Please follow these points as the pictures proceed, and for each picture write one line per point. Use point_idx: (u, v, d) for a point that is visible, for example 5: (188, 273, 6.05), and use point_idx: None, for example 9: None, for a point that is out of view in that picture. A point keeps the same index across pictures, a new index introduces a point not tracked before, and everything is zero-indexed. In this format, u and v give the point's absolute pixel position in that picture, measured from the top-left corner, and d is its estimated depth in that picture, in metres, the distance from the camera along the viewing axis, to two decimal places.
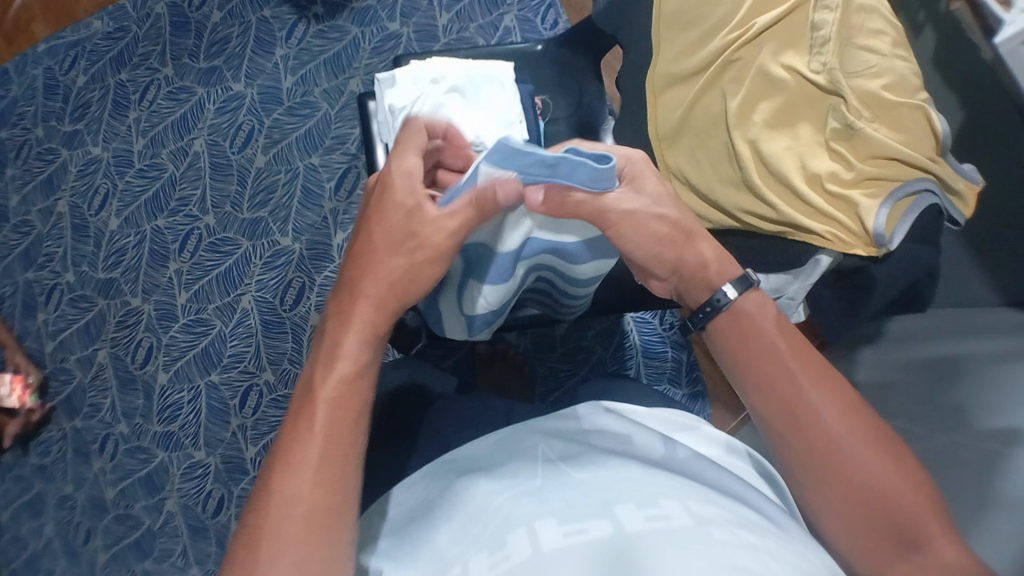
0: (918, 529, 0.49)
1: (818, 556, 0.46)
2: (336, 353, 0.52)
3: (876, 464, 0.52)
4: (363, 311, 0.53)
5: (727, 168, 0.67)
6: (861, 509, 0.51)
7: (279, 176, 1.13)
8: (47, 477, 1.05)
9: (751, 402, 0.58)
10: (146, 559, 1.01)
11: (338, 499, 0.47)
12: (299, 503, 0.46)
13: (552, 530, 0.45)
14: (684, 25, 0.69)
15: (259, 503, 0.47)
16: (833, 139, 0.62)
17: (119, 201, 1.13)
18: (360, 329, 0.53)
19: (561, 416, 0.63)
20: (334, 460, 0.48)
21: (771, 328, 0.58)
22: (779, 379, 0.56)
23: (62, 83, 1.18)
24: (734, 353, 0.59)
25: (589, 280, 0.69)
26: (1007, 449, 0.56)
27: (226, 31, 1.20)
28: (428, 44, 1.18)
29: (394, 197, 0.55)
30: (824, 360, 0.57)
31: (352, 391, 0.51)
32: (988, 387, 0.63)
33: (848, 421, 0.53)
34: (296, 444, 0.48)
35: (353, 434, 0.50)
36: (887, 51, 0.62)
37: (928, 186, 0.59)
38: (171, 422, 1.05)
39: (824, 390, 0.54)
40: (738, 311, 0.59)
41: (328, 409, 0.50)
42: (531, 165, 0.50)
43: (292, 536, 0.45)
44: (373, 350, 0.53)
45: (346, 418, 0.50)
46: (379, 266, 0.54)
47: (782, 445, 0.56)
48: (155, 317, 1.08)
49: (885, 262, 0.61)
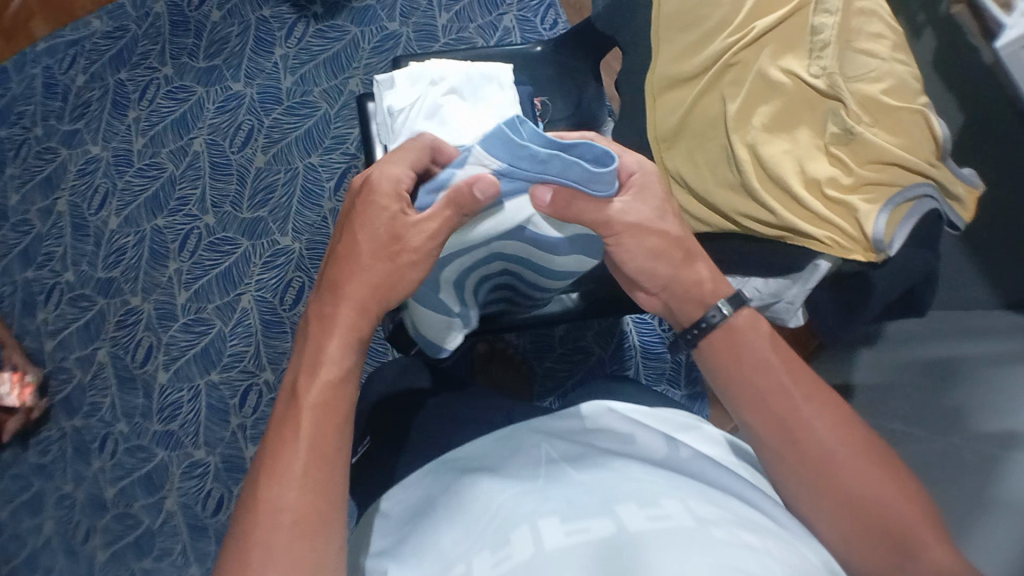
0: (909, 540, 0.50)
1: (812, 551, 0.46)
2: (317, 361, 0.54)
3: (869, 477, 0.52)
4: (344, 316, 0.55)
5: (726, 171, 0.67)
6: (853, 521, 0.52)
7: (278, 176, 1.13)
8: (46, 476, 1.05)
9: (742, 417, 0.58)
10: (146, 557, 1.02)
11: (329, 506, 0.49)
12: (286, 511, 0.48)
13: (555, 527, 0.45)
14: (684, 27, 0.69)
15: (248, 512, 0.48)
16: (833, 143, 0.62)
17: (118, 200, 1.13)
18: (341, 335, 0.55)
19: (565, 414, 0.62)
20: (321, 467, 0.50)
21: (763, 344, 0.58)
22: (773, 394, 0.56)
23: (61, 82, 1.18)
24: (725, 368, 0.59)
25: (567, 271, 0.66)
26: (1004, 452, 0.56)
27: (226, 30, 1.20)
28: (427, 44, 1.18)
29: (375, 203, 0.56)
30: (813, 375, 0.58)
31: (335, 396, 0.53)
32: (984, 389, 0.64)
33: (840, 435, 0.54)
34: (281, 452, 0.50)
35: (339, 437, 0.52)
36: (887, 56, 0.62)
37: (927, 191, 0.59)
38: (171, 421, 1.05)
39: (818, 404, 0.55)
40: (730, 327, 0.59)
41: (312, 416, 0.52)
42: (520, 159, 0.51)
43: (282, 544, 0.47)
44: (358, 353, 0.55)
45: (331, 426, 0.52)
46: (363, 271, 0.55)
47: (777, 460, 0.55)
48: (155, 316, 1.09)
49: (884, 266, 0.60)
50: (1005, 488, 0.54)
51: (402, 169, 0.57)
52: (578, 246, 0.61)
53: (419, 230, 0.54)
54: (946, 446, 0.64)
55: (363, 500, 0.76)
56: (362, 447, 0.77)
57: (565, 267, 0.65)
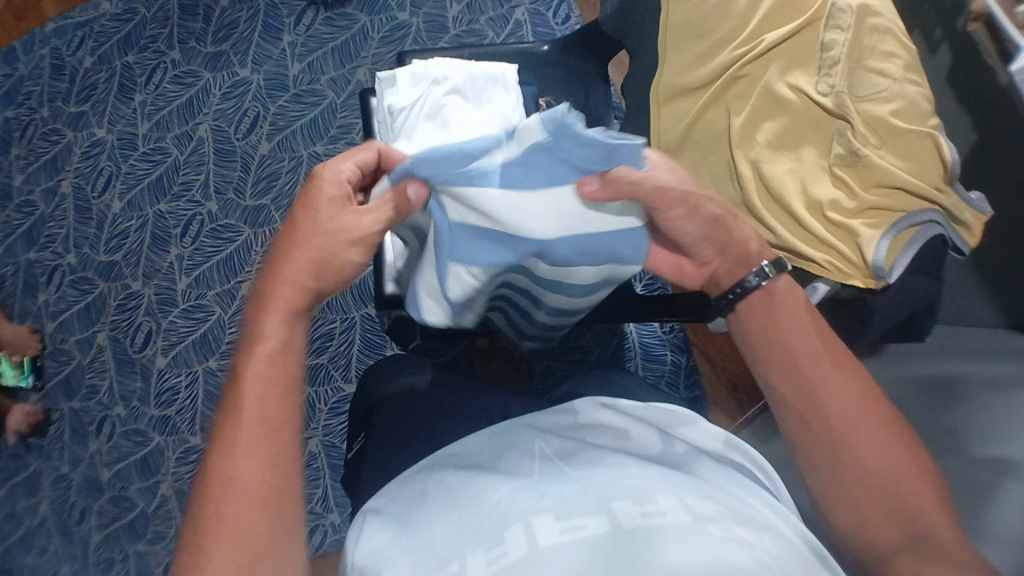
0: (920, 520, 0.49)
1: (802, 540, 0.46)
2: (256, 337, 0.52)
3: (884, 452, 0.51)
4: (284, 291, 0.54)
5: (729, 187, 0.68)
6: (861, 497, 0.51)
7: (282, 164, 1.12)
8: (43, 456, 1.06)
9: (770, 385, 0.57)
10: (139, 540, 1.03)
11: (274, 476, 0.47)
12: (238, 480, 0.46)
13: (550, 525, 0.45)
14: (694, 35, 0.68)
15: (201, 490, 0.47)
16: (837, 164, 0.63)
17: (121, 183, 1.13)
18: (281, 309, 0.53)
19: (557, 411, 0.62)
20: (268, 435, 0.48)
21: (798, 311, 0.57)
22: (800, 359, 0.55)
23: (69, 63, 1.18)
24: (759, 334, 0.58)
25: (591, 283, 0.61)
26: (997, 480, 0.56)
27: (235, 15, 1.19)
28: (436, 35, 1.17)
29: (320, 185, 0.55)
30: (842, 347, 0.56)
31: (277, 365, 0.51)
32: (983, 410, 0.62)
33: (863, 406, 0.53)
34: (227, 429, 0.48)
35: (283, 408, 0.49)
36: (899, 76, 0.61)
37: (933, 217, 0.59)
38: (168, 406, 1.06)
39: (843, 374, 0.54)
40: (769, 292, 0.58)
41: (255, 389, 0.49)
42: (570, 144, 0.44)
43: (230, 514, 0.45)
44: (297, 326, 0.54)
45: (273, 393, 0.50)
46: (300, 250, 0.54)
47: (795, 433, 0.55)
48: (155, 301, 1.09)
49: (883, 294, 0.61)
50: (998, 518, 0.54)
51: (348, 160, 0.56)
52: (612, 250, 0.56)
53: (357, 220, 0.55)
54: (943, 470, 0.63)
55: (352, 497, 0.76)
56: (357, 443, 0.78)
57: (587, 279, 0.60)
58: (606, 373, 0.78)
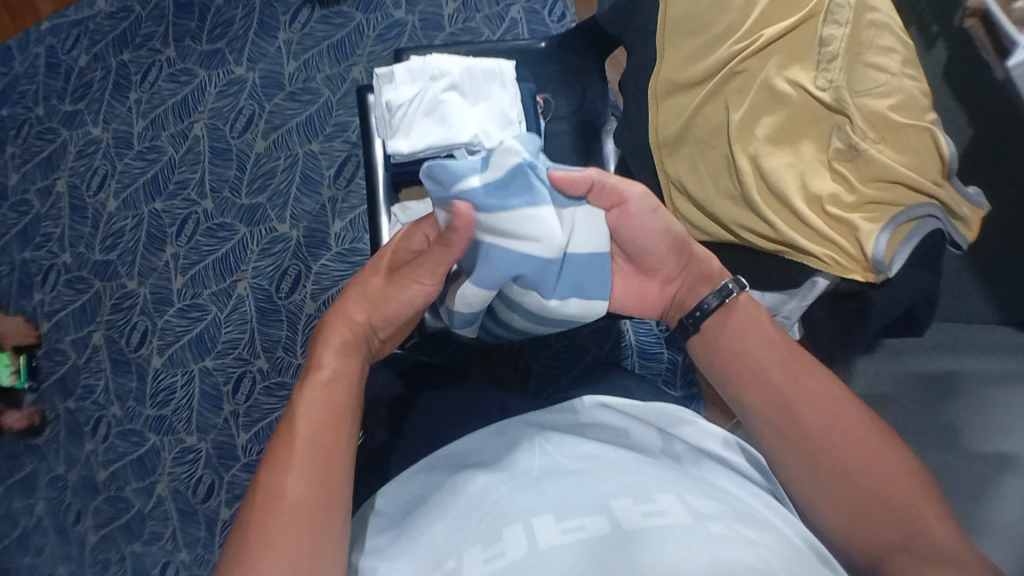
0: (911, 516, 0.49)
1: (804, 541, 0.46)
2: (315, 367, 0.56)
3: (863, 452, 0.52)
4: (342, 330, 0.59)
5: (727, 181, 0.68)
6: (850, 499, 0.51)
7: (278, 162, 1.11)
8: (39, 457, 1.05)
9: (743, 404, 0.59)
10: (136, 541, 1.02)
11: (324, 494, 0.48)
12: (287, 496, 0.47)
13: (549, 525, 0.45)
14: (691, 31, 0.68)
15: (251, 505, 0.48)
16: (836, 158, 0.63)
17: (117, 182, 1.13)
18: (337, 344, 0.57)
19: (555, 410, 0.61)
20: (318, 454, 0.50)
21: (765, 329, 0.60)
22: (765, 373, 0.58)
23: (64, 61, 1.17)
24: (724, 355, 0.60)
25: (566, 317, 0.63)
26: (997, 474, 0.56)
27: (231, 13, 1.18)
28: (432, 33, 1.16)
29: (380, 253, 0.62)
30: (807, 355, 0.58)
31: (332, 391, 0.54)
32: (982, 406, 0.63)
33: (834, 409, 0.54)
34: (281, 450, 0.50)
35: (335, 431, 0.52)
36: (897, 70, 0.62)
37: (931, 211, 0.60)
38: (164, 406, 1.05)
39: (808, 380, 0.56)
40: (731, 309, 0.61)
41: (311, 413, 0.52)
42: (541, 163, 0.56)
43: (280, 527, 0.46)
44: (353, 360, 0.57)
45: (328, 417, 0.52)
46: (359, 300, 0.60)
47: (777, 441, 0.55)
48: (152, 300, 1.08)
49: (883, 286, 0.63)
50: (998, 512, 0.54)
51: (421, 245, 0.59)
52: (580, 283, 0.60)
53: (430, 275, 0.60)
54: (941, 465, 0.63)
55: None
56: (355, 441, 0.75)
57: (561, 314, 0.62)
58: (604, 371, 0.78)
